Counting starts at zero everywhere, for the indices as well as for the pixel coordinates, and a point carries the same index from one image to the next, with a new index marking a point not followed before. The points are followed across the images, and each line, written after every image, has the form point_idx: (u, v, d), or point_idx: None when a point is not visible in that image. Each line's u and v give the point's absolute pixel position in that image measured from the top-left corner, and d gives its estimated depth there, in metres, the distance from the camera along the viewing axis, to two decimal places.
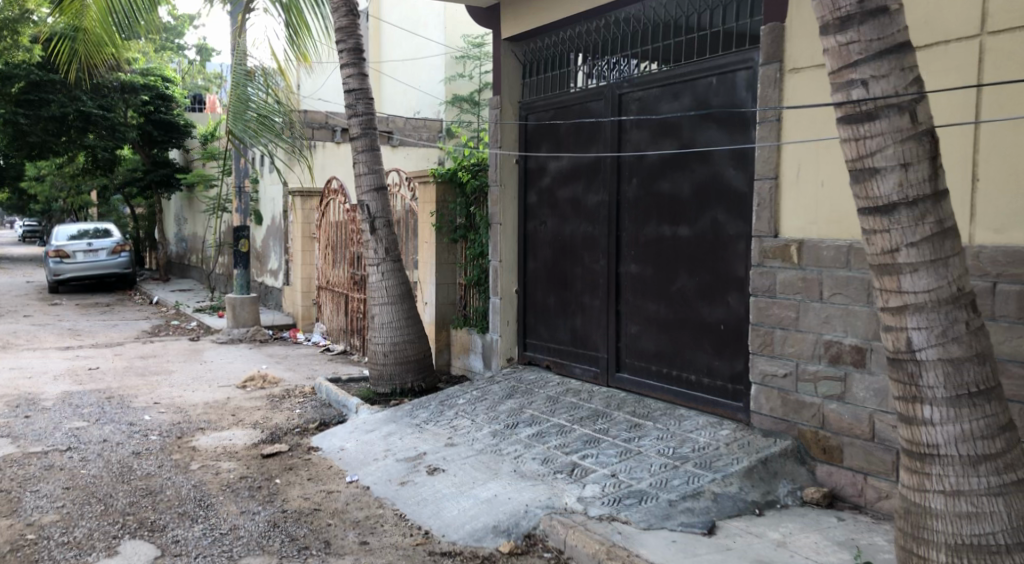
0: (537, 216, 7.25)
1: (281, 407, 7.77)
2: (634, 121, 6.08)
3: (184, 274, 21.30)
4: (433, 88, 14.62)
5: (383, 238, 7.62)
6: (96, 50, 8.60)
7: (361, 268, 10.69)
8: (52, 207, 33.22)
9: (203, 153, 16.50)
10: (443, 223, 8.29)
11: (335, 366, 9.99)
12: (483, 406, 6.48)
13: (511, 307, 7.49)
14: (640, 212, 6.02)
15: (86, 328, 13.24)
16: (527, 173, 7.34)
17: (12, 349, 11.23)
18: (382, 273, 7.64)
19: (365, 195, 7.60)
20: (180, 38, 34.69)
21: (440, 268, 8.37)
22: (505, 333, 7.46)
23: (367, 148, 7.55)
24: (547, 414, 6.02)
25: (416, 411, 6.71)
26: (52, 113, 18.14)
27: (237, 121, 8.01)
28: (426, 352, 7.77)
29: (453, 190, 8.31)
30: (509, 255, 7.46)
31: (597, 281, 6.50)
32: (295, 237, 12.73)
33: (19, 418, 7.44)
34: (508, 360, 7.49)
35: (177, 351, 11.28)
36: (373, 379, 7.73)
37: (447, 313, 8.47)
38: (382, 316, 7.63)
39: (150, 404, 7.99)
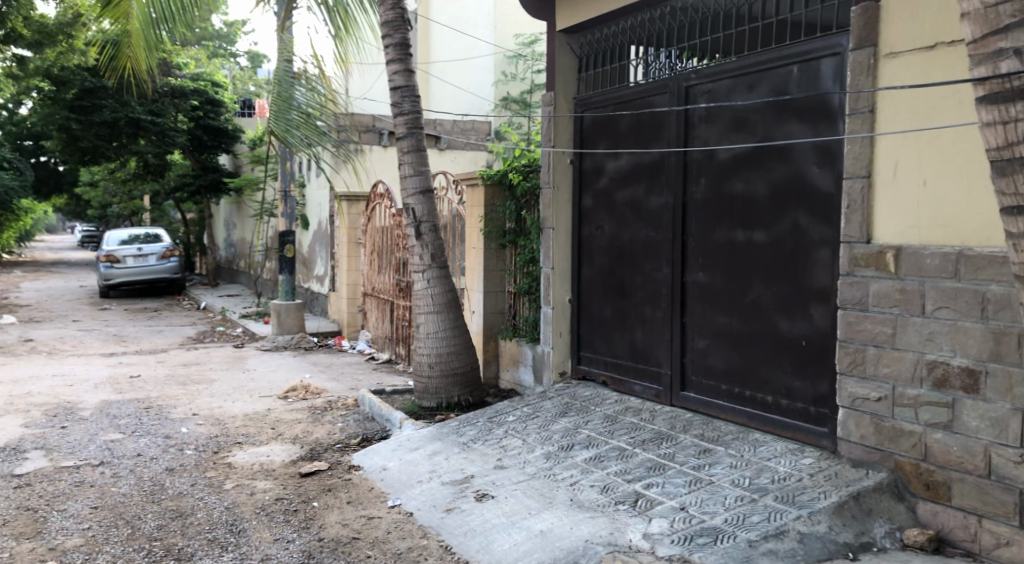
0: (592, 220, 6.77)
1: (322, 420, 7.41)
2: (703, 116, 5.59)
3: (232, 279, 21.27)
4: (482, 90, 14.28)
5: (429, 243, 7.22)
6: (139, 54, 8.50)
7: (407, 274, 10.34)
8: (107, 212, 33.72)
9: (252, 158, 16.32)
10: (491, 227, 7.87)
11: (379, 376, 9.63)
12: (535, 425, 6.01)
13: (564, 318, 7.02)
14: (710, 216, 5.53)
15: (132, 334, 13.12)
16: (582, 175, 6.88)
17: (57, 355, 11.11)
18: (428, 280, 7.23)
19: (410, 198, 7.21)
20: (232, 45, 35.04)
21: (488, 275, 7.96)
22: (558, 345, 7.00)
23: (413, 149, 7.17)
24: (605, 436, 5.54)
25: (463, 428, 6.27)
26: (103, 118, 18.32)
27: (280, 119, 7.69)
28: (473, 365, 7.33)
29: (502, 192, 7.90)
30: (562, 261, 6.99)
31: (659, 291, 6.01)
32: (340, 242, 12.45)
33: (55, 429, 7.20)
34: (560, 374, 7.01)
35: (220, 359, 11.04)
36: (417, 391, 7.32)
37: (495, 322, 8.03)
38: (428, 325, 7.22)
39: (189, 415, 7.70)
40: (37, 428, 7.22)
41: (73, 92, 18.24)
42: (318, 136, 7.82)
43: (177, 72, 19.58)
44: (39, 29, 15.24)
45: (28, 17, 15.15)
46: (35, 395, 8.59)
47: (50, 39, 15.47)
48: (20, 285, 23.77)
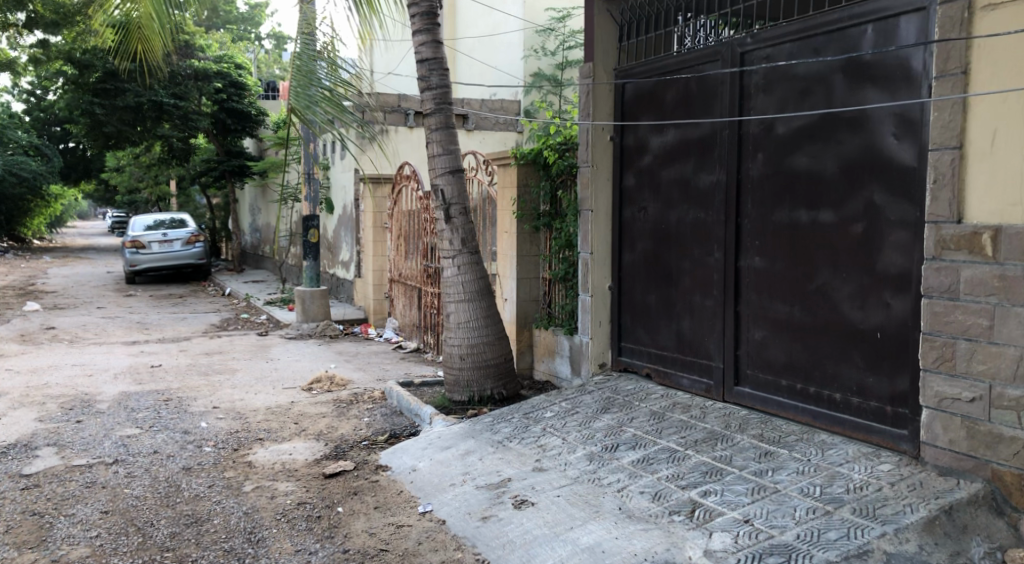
0: (634, 201, 6.29)
1: (348, 414, 7.02)
2: (761, 84, 5.08)
3: (258, 265, 21.04)
4: (511, 67, 13.83)
5: (459, 227, 6.79)
6: (155, 32, 8.10)
7: (435, 260, 9.92)
8: (134, 198, 33.63)
9: (276, 140, 15.93)
10: (524, 210, 7.43)
11: (407, 366, 9.25)
12: (576, 422, 5.58)
13: (604, 306, 6.56)
14: (768, 194, 5.04)
15: (154, 321, 12.85)
16: (624, 151, 6.39)
17: (78, 343, 10.85)
18: (459, 266, 6.80)
19: (439, 179, 6.76)
20: (257, 28, 34.79)
21: (521, 260, 7.54)
22: (597, 335, 6.54)
23: (442, 126, 6.72)
24: (653, 435, 5.09)
25: (497, 425, 5.86)
26: (126, 102, 17.94)
27: (302, 94, 7.23)
28: (506, 356, 6.91)
29: (536, 173, 7.46)
30: (601, 245, 6.52)
31: (709, 277, 5.52)
32: (366, 227, 12.07)
33: (70, 423, 6.88)
34: (599, 367, 6.56)
35: (243, 347, 10.72)
36: (447, 384, 6.91)
37: (529, 310, 7.60)
38: (458, 314, 6.81)
39: (209, 409, 7.35)
40: (51, 422, 6.90)
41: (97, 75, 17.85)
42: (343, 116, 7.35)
43: (200, 54, 19.29)
44: (56, 10, 15.02)
45: None
46: (52, 386, 8.28)
47: (68, 19, 15.22)
48: (47, 271, 23.68)
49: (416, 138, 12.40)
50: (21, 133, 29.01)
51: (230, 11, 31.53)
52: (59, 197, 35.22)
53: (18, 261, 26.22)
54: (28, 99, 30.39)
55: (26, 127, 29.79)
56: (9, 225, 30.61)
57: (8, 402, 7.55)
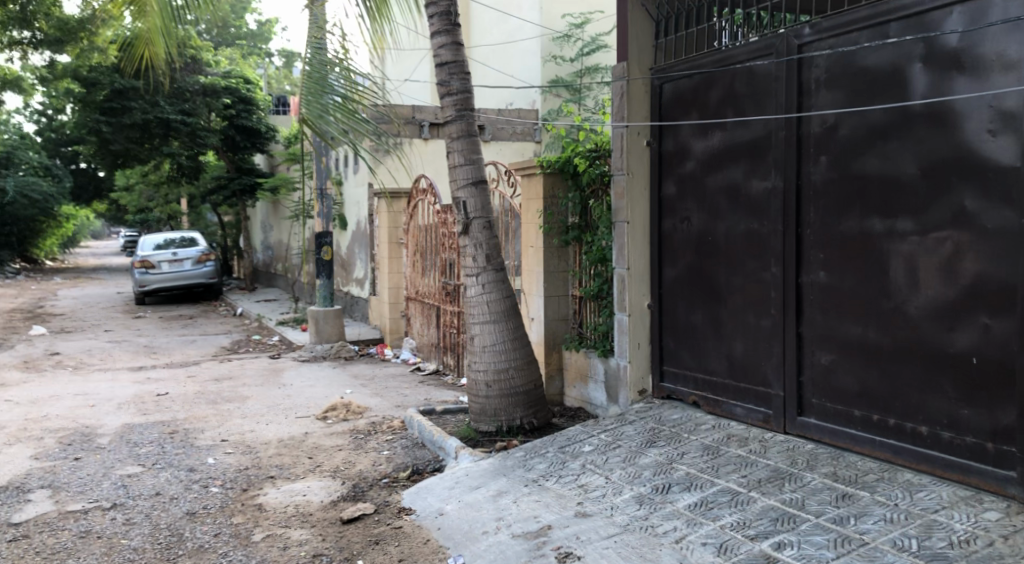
0: (675, 212, 5.78)
1: (366, 446, 6.50)
2: (822, 79, 4.56)
3: (270, 283, 20.60)
4: (528, 76, 13.45)
5: (482, 242, 6.27)
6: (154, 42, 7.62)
7: (454, 277, 9.41)
8: (147, 217, 33.39)
9: (287, 156, 15.45)
10: (552, 223, 6.92)
11: (427, 390, 8.72)
12: (618, 458, 5.04)
13: (643, 327, 6.04)
14: (833, 201, 4.50)
15: (162, 344, 12.38)
16: (663, 158, 5.88)
17: (83, 370, 10.40)
18: (483, 285, 6.27)
19: (461, 191, 6.26)
20: (267, 44, 34.63)
21: (549, 277, 7.01)
22: (636, 358, 6.02)
23: (464, 134, 6.22)
24: (709, 473, 4.53)
25: (530, 461, 5.32)
26: (133, 120, 17.58)
27: (314, 103, 6.74)
28: (536, 382, 6.36)
29: (564, 182, 6.95)
30: (639, 261, 6.00)
31: (764, 294, 4.99)
32: (380, 242, 11.60)
33: (67, 461, 6.39)
34: (640, 394, 6.04)
35: (255, 371, 10.23)
36: (473, 413, 6.37)
37: (558, 330, 7.07)
38: (483, 337, 6.28)
39: (217, 442, 6.84)
40: (48, 460, 6.41)
41: (104, 93, 17.49)
42: (358, 123, 6.80)
43: (208, 69, 18.92)
44: (59, 26, 14.64)
45: (49, 13, 14.60)
46: (51, 418, 7.81)
47: (72, 35, 14.82)
48: (58, 292, 23.35)
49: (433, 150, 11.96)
50: (33, 153, 28.83)
51: (240, 27, 31.41)
52: (72, 218, 35.04)
53: (29, 283, 25.92)
54: (40, 120, 30.34)
55: (38, 148, 29.60)
56: (22, 246, 30.53)
57: (3, 437, 7.07)
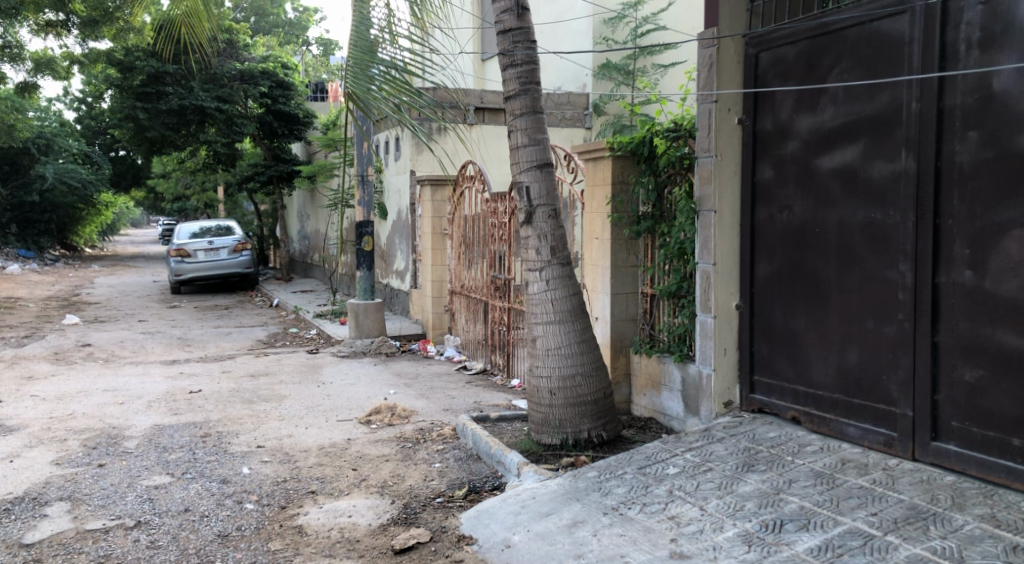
0: (771, 199, 5.08)
1: (415, 458, 5.87)
2: (975, 39, 3.86)
3: (307, 274, 20.13)
4: (578, 58, 12.86)
5: (547, 232, 5.60)
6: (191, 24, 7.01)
7: (505, 271, 8.76)
8: (184, 205, 33.16)
9: (327, 141, 14.81)
10: (622, 212, 6.25)
11: (476, 393, 8.08)
12: (712, 485, 4.35)
13: (730, 329, 5.34)
14: (986, 187, 3.80)
15: (197, 337, 11.89)
16: (758, 138, 5.18)
17: (113, 363, 9.92)
18: (548, 281, 5.60)
19: (524, 175, 5.59)
20: (305, 31, 34.20)
21: (617, 273, 6.33)
22: (722, 366, 5.32)
23: (529, 111, 5.54)
24: (829, 509, 3.82)
25: (606, 485, 4.66)
26: (170, 106, 17.19)
27: (361, 78, 6.06)
28: (605, 390, 5.67)
29: (635, 167, 6.27)
30: (726, 255, 5.30)
31: (886, 296, 4.27)
32: (423, 233, 10.99)
33: (90, 468, 5.84)
34: (725, 406, 5.34)
35: (292, 367, 9.67)
36: (533, 424, 5.71)
37: (626, 332, 6.39)
38: (547, 339, 5.61)
39: (252, 449, 6.25)
40: (69, 466, 5.88)
41: (140, 78, 17.01)
42: (414, 95, 6.12)
43: (246, 54, 18.47)
44: (95, 6, 14.22)
45: None
46: (77, 417, 7.29)
47: (108, 16, 14.38)
48: (94, 280, 23.09)
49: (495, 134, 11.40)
50: (72, 140, 28.71)
51: (279, 13, 31.02)
52: (112, 206, 34.96)
53: (66, 270, 25.73)
54: (80, 107, 30.25)
55: (77, 135, 29.48)
56: (60, 233, 30.48)
57: (24, 438, 6.55)
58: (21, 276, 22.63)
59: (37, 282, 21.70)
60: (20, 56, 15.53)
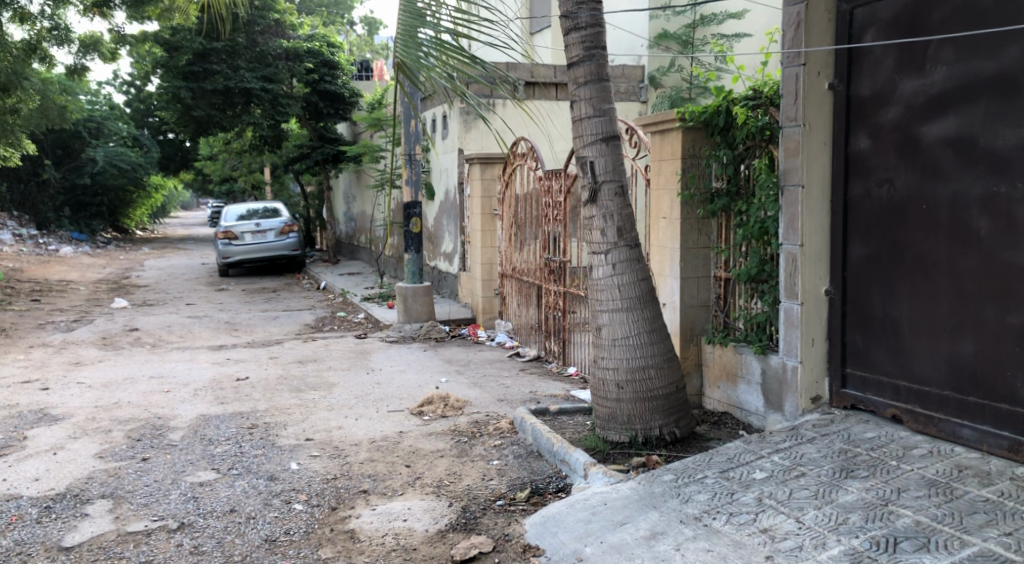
0: (866, 173, 4.58)
1: (472, 453, 5.51)
2: None
3: (353, 255, 19.92)
4: (635, 27, 12.35)
5: (613, 212, 5.14)
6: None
7: (560, 253, 8.32)
8: (231, 186, 33.26)
9: (373, 121, 14.43)
10: (693, 189, 5.79)
11: (532, 381, 7.68)
12: (808, 494, 3.90)
13: (818, 317, 4.88)
14: None
15: (244, 321, 11.69)
16: (851, 104, 4.67)
17: (160, 349, 9.74)
18: (614, 265, 5.15)
19: (588, 149, 5.13)
20: (349, 11, 33.87)
21: (687, 255, 5.88)
22: (810, 357, 4.87)
23: (594, 78, 5.08)
24: (951, 526, 3.37)
25: (685, 490, 4.23)
26: (215, 85, 17.00)
27: (413, 45, 5.42)
28: (678, 383, 5.23)
29: (708, 139, 5.79)
30: (814, 235, 4.82)
31: (1011, 280, 3.84)
32: (472, 214, 10.60)
33: (134, 462, 5.59)
34: (813, 401, 4.89)
35: (340, 352, 9.38)
36: (599, 420, 5.29)
37: (697, 319, 5.95)
38: (614, 328, 5.17)
39: (301, 443, 5.95)
40: (112, 460, 5.63)
41: (186, 57, 16.91)
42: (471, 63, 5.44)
43: (291, 33, 18.19)
44: None
45: None
46: (123, 406, 7.07)
47: None
48: (144, 263, 23.20)
49: (554, 108, 11.02)
50: (122, 124, 28.86)
51: None
52: (161, 188, 35.26)
53: (118, 253, 25.94)
54: (129, 90, 30.40)
55: (126, 118, 29.69)
56: (110, 216, 30.77)
57: (68, 429, 6.34)
58: (73, 259, 22.82)
59: (89, 264, 21.85)
60: (67, 39, 15.53)
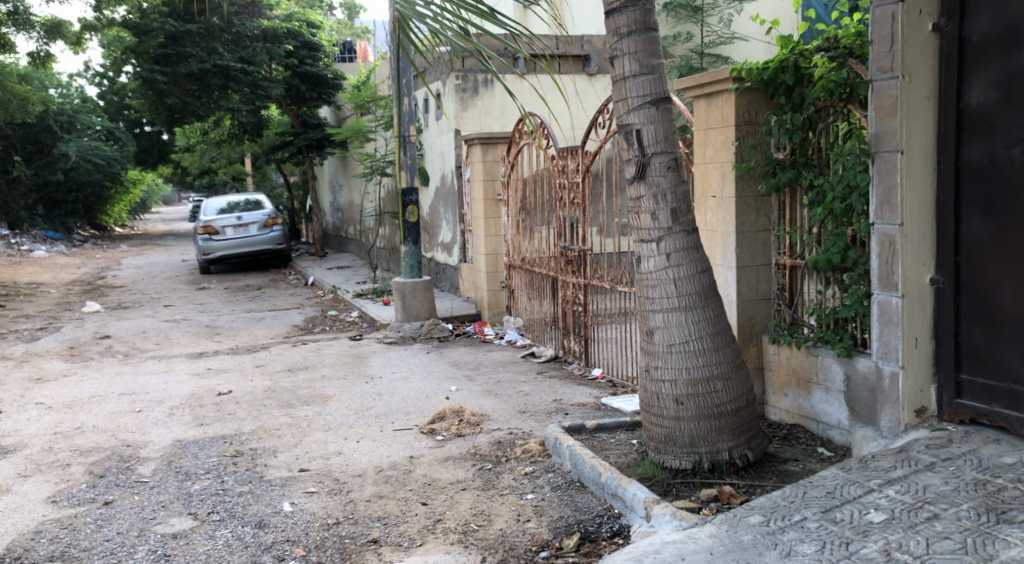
0: (987, 133, 3.72)
1: (501, 486, 4.60)
2: None
3: (342, 248, 18.97)
4: None
5: (666, 189, 4.23)
6: None
7: (579, 240, 7.43)
8: (212, 179, 32.09)
9: (360, 101, 13.36)
10: (751, 161, 4.90)
11: (554, 388, 6.79)
12: (953, 546, 3.03)
13: (922, 312, 4.00)
14: None
15: (226, 323, 10.71)
16: (964, 47, 3.80)
17: (134, 359, 8.76)
18: (669, 255, 4.24)
19: (632, 115, 4.24)
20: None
21: (743, 239, 5.00)
22: (914, 361, 3.99)
23: (640, 27, 4.17)
24: None
25: (783, 539, 3.34)
26: (190, 70, 15.82)
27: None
28: (748, 396, 4.34)
29: (766, 103, 4.91)
30: (916, 211, 3.94)
31: None
32: (474, 199, 9.68)
33: (93, 508, 4.64)
34: (918, 415, 4.01)
35: (334, 358, 8.45)
36: (653, 442, 4.39)
37: (756, 314, 5.08)
38: (668, 331, 4.26)
39: (294, 476, 5.02)
40: (68, 505, 4.67)
41: (157, 40, 15.65)
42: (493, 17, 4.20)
43: (268, 13, 17.12)
44: None
45: None
46: (87, 432, 6.11)
47: None
48: (121, 261, 22.03)
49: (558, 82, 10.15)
50: (96, 118, 27.64)
51: None
52: (140, 183, 34.00)
53: (95, 251, 24.77)
54: (102, 82, 29.16)
55: (99, 111, 28.46)
56: (86, 213, 29.55)
57: (17, 465, 5.37)
58: (46, 260, 21.70)
59: (63, 265, 20.75)
60: (27, 22, 14.44)
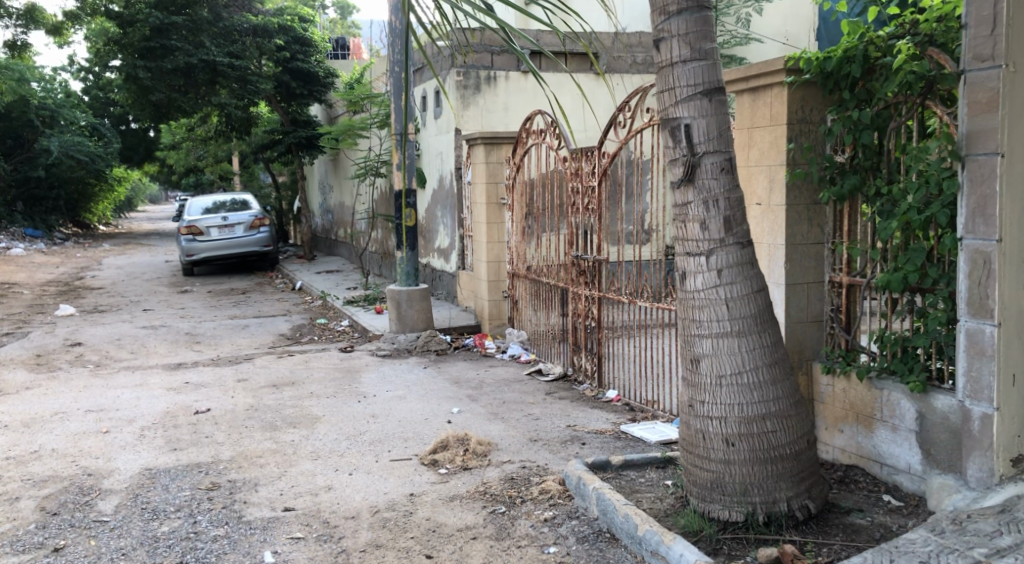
0: None
1: (518, 536, 3.96)
2: None
3: (332, 251, 18.28)
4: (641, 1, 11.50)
5: (718, 195, 3.61)
6: None
7: (593, 249, 6.81)
8: (199, 179, 31.29)
9: (354, 98, 12.68)
10: (806, 165, 4.30)
11: (567, 412, 6.15)
12: None
13: (1019, 342, 3.42)
14: None
15: (207, 331, 10.01)
16: None
17: (105, 369, 8.07)
18: (720, 272, 3.62)
19: (680, 108, 3.62)
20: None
21: (794, 255, 4.41)
22: (1009, 402, 3.41)
23: (692, 5, 3.56)
24: None
25: None
26: (176, 64, 15.12)
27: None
28: (808, 437, 3.73)
29: (823, 99, 4.33)
30: (1016, 225, 3.37)
31: None
32: (475, 203, 9.07)
33: (39, 557, 3.96)
34: (1014, 464, 3.43)
35: (324, 372, 7.79)
36: (697, 488, 3.77)
37: (807, 338, 4.48)
38: (717, 360, 3.65)
39: (277, 516, 4.36)
40: (11, 553, 4.00)
41: (142, 33, 15.07)
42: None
43: (258, 6, 16.44)
44: None
45: None
46: (44, 457, 5.42)
47: None
48: (101, 261, 21.24)
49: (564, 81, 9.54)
50: (79, 112, 26.77)
51: None
52: (124, 180, 33.12)
53: (75, 250, 23.95)
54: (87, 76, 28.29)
55: (83, 106, 27.60)
56: (67, 211, 28.68)
57: None
58: (23, 258, 20.87)
59: (41, 264, 19.96)
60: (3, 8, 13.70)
